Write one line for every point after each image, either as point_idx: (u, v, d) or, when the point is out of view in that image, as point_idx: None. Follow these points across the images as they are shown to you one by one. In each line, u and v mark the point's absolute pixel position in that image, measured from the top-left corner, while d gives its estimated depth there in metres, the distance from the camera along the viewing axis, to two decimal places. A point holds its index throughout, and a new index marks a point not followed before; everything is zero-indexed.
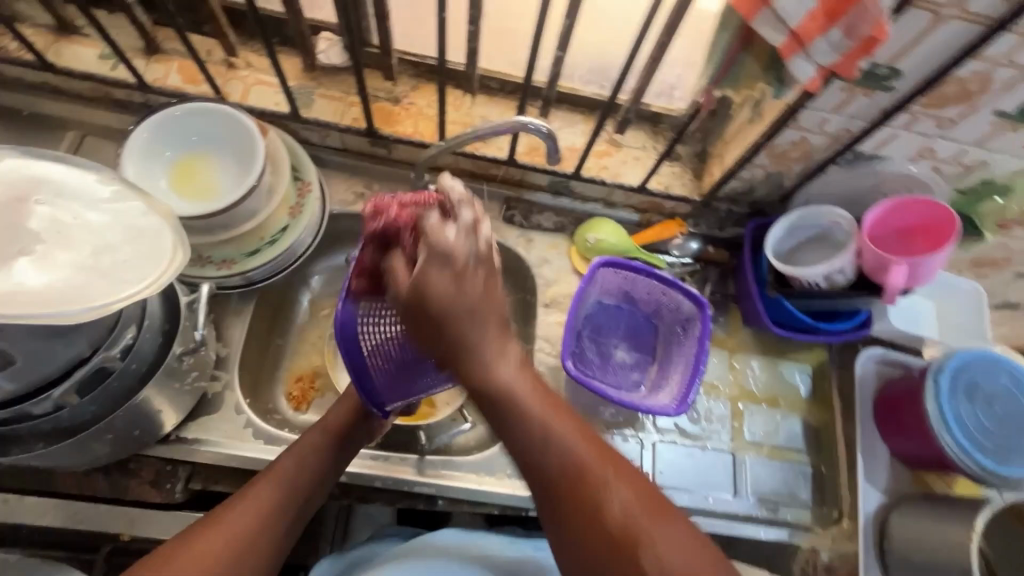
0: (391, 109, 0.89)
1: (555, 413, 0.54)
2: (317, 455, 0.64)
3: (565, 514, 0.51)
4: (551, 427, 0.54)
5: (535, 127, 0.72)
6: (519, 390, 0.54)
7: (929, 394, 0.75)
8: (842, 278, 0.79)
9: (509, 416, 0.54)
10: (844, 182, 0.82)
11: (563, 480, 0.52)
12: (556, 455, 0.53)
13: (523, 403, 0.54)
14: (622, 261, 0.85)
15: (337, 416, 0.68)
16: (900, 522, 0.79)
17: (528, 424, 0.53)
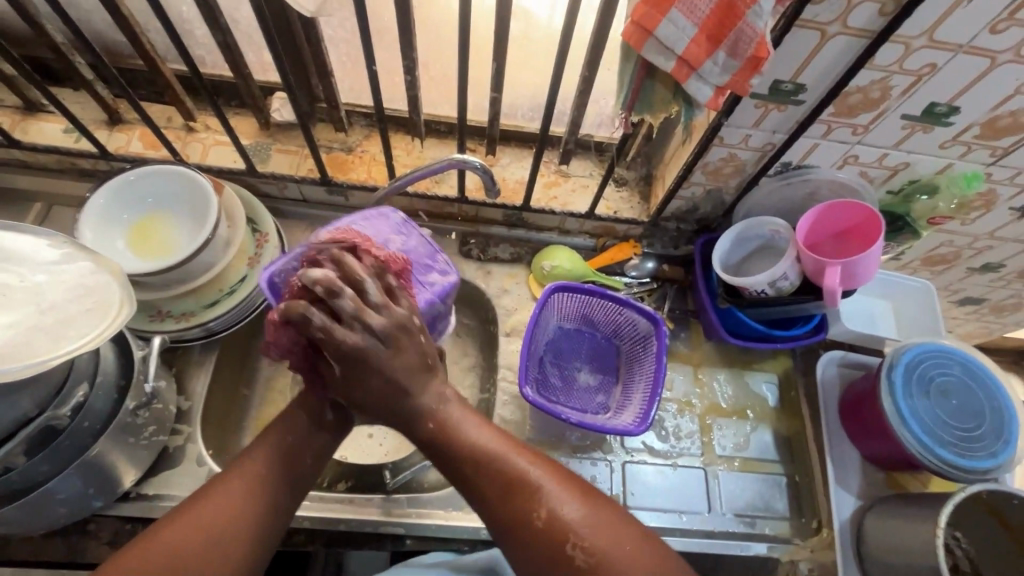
0: (345, 158, 0.93)
1: (489, 431, 0.59)
2: (299, 424, 0.63)
3: (502, 515, 0.54)
4: (485, 445, 0.57)
5: (471, 164, 0.75)
6: (451, 415, 0.60)
7: (884, 392, 0.76)
8: (787, 284, 0.81)
9: (453, 448, 0.58)
10: (780, 193, 0.86)
11: (489, 492, 0.55)
12: (493, 466, 0.56)
13: (449, 406, 0.60)
14: (574, 285, 0.87)
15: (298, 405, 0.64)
16: (875, 526, 0.78)
17: (465, 442, 0.58)
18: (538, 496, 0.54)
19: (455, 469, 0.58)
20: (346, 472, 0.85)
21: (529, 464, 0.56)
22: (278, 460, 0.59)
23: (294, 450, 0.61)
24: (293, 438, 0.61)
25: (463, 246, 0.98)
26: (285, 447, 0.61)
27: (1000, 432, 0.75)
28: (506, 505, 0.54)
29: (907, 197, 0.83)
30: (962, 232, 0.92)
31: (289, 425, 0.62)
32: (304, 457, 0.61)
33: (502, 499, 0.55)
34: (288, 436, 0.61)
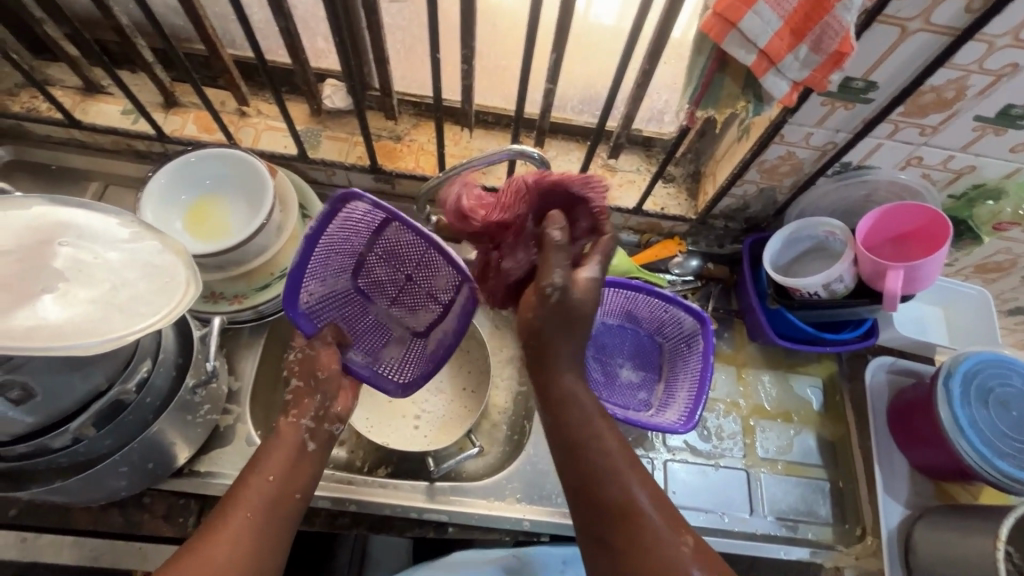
0: (394, 147, 0.94)
1: (622, 459, 0.62)
2: (277, 463, 0.62)
3: (618, 548, 0.58)
4: (621, 472, 0.61)
5: (529, 154, 0.74)
6: (587, 425, 0.63)
7: (941, 400, 0.74)
8: (841, 287, 0.79)
9: (593, 464, 0.61)
10: (835, 194, 0.84)
11: (608, 506, 0.59)
12: (618, 496, 0.59)
13: (592, 421, 0.64)
14: (621, 281, 0.86)
15: (271, 454, 0.63)
16: (924, 536, 0.76)
17: (598, 459, 0.61)
18: (659, 536, 0.58)
19: (591, 490, 0.60)
20: (386, 458, 0.86)
21: (650, 494, 0.60)
22: (265, 499, 0.59)
23: (279, 488, 0.61)
24: (276, 476, 0.61)
25: None
26: (269, 485, 0.60)
27: None
28: (623, 534, 0.58)
29: (970, 201, 0.81)
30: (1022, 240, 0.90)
31: (272, 464, 0.62)
32: (293, 495, 0.62)
33: (626, 523, 0.58)
34: (270, 476, 0.61)
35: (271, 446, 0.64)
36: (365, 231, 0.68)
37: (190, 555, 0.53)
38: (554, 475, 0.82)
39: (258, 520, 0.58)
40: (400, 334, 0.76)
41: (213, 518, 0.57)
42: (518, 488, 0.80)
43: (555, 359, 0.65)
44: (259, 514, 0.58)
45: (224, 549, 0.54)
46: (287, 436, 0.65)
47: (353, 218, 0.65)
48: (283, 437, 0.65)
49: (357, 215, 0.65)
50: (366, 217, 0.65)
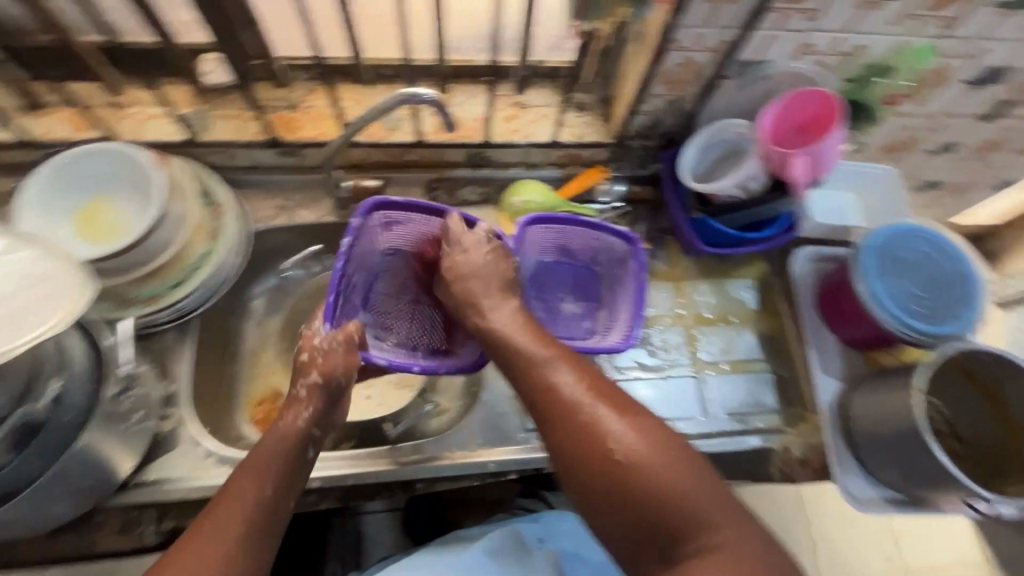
0: (292, 116, 0.89)
1: (548, 348, 0.65)
2: (274, 470, 0.63)
3: (557, 433, 0.60)
4: (549, 361, 0.64)
5: (422, 96, 0.73)
6: (512, 330, 0.68)
7: (858, 275, 0.78)
8: (755, 184, 0.81)
9: (525, 361, 0.65)
10: (739, 94, 0.85)
11: (540, 400, 0.62)
12: (550, 381, 0.62)
13: (519, 330, 0.68)
14: (548, 216, 0.86)
15: (264, 453, 0.64)
16: (858, 401, 0.81)
17: (525, 356, 0.65)
18: (590, 411, 0.59)
19: (525, 389, 0.64)
20: (348, 432, 0.87)
21: (580, 376, 0.62)
22: (270, 504, 0.61)
23: (275, 495, 0.62)
24: (273, 486, 0.62)
25: (430, 193, 0.96)
26: (266, 495, 0.61)
27: (966, 296, 0.78)
28: (558, 416, 0.60)
29: (865, 81, 0.83)
30: (919, 113, 0.94)
31: (263, 468, 0.63)
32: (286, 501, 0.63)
33: (556, 406, 0.60)
34: (268, 485, 0.62)
35: (264, 449, 0.65)
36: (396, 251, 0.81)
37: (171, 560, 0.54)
38: (511, 415, 0.83)
39: (257, 527, 0.59)
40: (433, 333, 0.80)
41: (213, 511, 0.59)
42: (478, 434, 0.81)
43: (471, 285, 0.73)
44: (258, 518, 0.59)
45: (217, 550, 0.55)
46: (287, 437, 0.66)
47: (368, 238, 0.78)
48: (283, 431, 0.67)
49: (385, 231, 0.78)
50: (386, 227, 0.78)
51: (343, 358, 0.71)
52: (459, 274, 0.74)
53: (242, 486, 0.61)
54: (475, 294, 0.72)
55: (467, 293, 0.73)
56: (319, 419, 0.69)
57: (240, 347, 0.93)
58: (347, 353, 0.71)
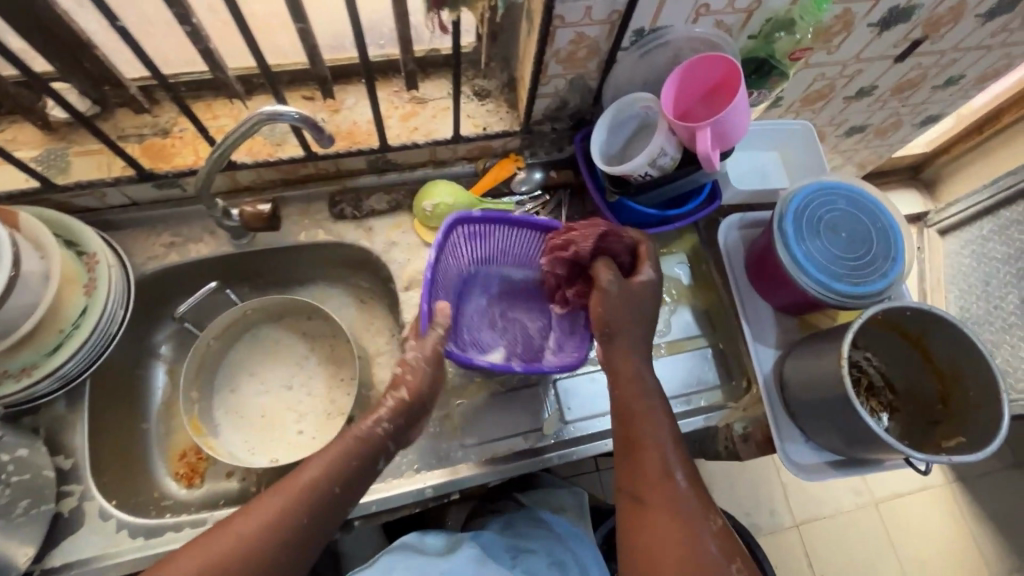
0: (163, 143, 0.80)
1: (666, 435, 0.67)
2: (343, 471, 0.64)
3: (632, 522, 0.62)
4: (669, 461, 0.65)
5: (286, 116, 0.64)
6: (656, 415, 0.68)
7: (779, 243, 0.75)
8: (667, 159, 0.77)
9: (638, 445, 0.66)
10: (643, 65, 0.80)
11: (642, 470, 0.64)
12: (665, 485, 0.63)
13: (655, 420, 0.67)
14: (472, 215, 0.79)
15: (336, 448, 0.65)
16: (793, 368, 0.79)
17: (642, 433, 0.66)
18: (681, 499, 0.62)
19: (622, 463, 0.66)
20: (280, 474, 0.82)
21: (696, 493, 0.63)
22: (323, 503, 0.62)
23: (336, 494, 0.63)
24: (340, 488, 0.63)
25: (335, 207, 0.89)
26: (331, 492, 0.63)
27: (888, 251, 0.77)
28: (651, 510, 0.62)
29: (768, 37, 0.79)
30: (830, 62, 0.91)
31: (333, 458, 0.64)
32: (344, 505, 0.64)
33: (657, 496, 0.62)
34: (335, 485, 0.63)
35: (339, 447, 0.65)
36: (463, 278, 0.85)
37: (231, 523, 0.59)
38: (447, 434, 0.80)
39: (311, 518, 0.61)
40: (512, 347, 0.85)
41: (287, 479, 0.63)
42: (415, 459, 0.78)
43: (620, 339, 0.71)
44: (314, 510, 0.61)
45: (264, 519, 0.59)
46: (367, 441, 0.66)
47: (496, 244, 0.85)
48: (357, 432, 0.67)
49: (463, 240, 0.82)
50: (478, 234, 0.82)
51: (429, 377, 0.70)
52: (629, 289, 0.72)
53: (312, 471, 0.63)
54: (616, 361, 0.71)
55: (616, 312, 0.71)
56: (395, 428, 0.68)
57: (150, 401, 0.86)
58: (433, 373, 0.70)
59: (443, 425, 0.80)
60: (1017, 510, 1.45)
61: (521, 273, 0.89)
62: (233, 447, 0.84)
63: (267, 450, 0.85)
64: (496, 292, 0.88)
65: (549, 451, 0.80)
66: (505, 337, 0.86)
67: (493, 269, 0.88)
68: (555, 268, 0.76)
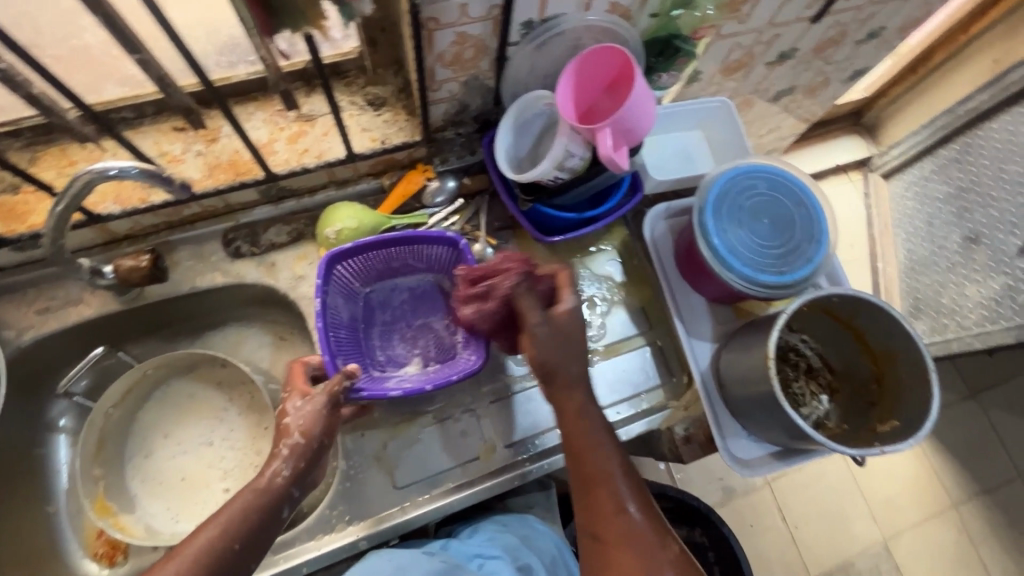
0: (13, 201, 0.71)
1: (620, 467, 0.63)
2: (246, 525, 0.58)
3: (600, 568, 0.58)
4: (622, 494, 0.61)
5: (121, 170, 0.56)
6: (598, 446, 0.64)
7: (700, 236, 0.72)
8: (576, 161, 0.71)
9: (591, 483, 0.62)
10: (540, 59, 0.73)
11: (597, 511, 0.60)
12: (620, 523, 0.59)
13: (604, 450, 0.64)
14: (344, 248, 0.74)
15: (238, 504, 0.59)
16: (726, 361, 0.77)
17: (594, 473, 0.62)
18: (643, 539, 0.58)
19: (579, 501, 0.62)
20: None
21: (652, 524, 0.60)
22: (223, 563, 0.56)
23: (240, 551, 0.57)
24: (242, 543, 0.57)
25: (230, 245, 0.81)
26: (230, 551, 0.56)
27: (812, 233, 0.73)
28: (615, 554, 0.58)
29: (670, 15, 0.73)
30: (744, 31, 0.86)
31: (234, 512, 0.58)
32: (247, 561, 0.58)
33: (615, 535, 0.59)
34: (235, 541, 0.57)
35: (239, 500, 0.59)
36: (361, 301, 0.81)
37: None
38: (379, 477, 0.75)
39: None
40: (424, 357, 0.80)
41: (181, 546, 0.56)
42: (345, 510, 0.73)
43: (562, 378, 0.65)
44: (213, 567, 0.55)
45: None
46: (267, 492, 0.61)
47: (383, 261, 0.79)
48: (259, 485, 0.61)
49: (345, 272, 0.77)
50: (358, 263, 0.77)
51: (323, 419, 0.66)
52: (567, 327, 0.66)
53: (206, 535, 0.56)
54: (556, 394, 0.66)
55: (562, 345, 0.65)
56: (296, 478, 0.63)
57: (54, 480, 0.79)
58: (329, 413, 0.66)
59: (372, 469, 0.75)
60: (976, 442, 1.49)
61: (427, 277, 0.84)
62: (152, 519, 0.78)
63: (191, 514, 0.79)
64: (403, 304, 0.83)
65: (487, 481, 0.76)
66: (416, 348, 0.81)
67: (392, 283, 0.83)
68: (501, 281, 0.66)
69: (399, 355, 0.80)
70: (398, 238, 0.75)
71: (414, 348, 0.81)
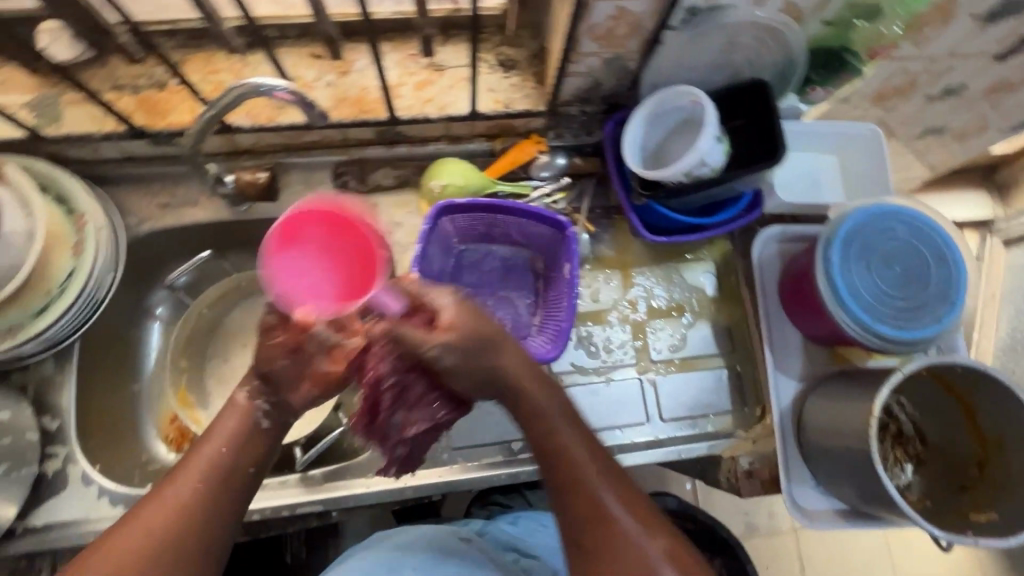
0: (157, 96, 0.74)
1: (584, 446, 0.55)
2: (233, 438, 0.55)
3: (587, 550, 0.53)
4: (602, 489, 0.53)
5: (271, 88, 0.58)
6: (586, 472, 0.54)
7: (821, 269, 0.67)
8: (706, 170, 0.70)
9: (558, 473, 0.54)
10: (692, 47, 0.69)
11: (579, 507, 0.53)
12: (620, 557, 0.51)
13: (566, 439, 0.55)
14: (460, 202, 0.73)
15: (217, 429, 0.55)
16: (813, 406, 0.73)
17: (570, 463, 0.54)
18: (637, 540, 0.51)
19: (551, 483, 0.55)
20: None
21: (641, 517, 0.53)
22: (218, 474, 0.53)
23: (234, 460, 0.54)
24: (232, 446, 0.55)
25: (339, 178, 0.83)
26: (224, 457, 0.54)
27: (947, 293, 0.67)
28: (608, 542, 0.52)
29: (848, 24, 0.66)
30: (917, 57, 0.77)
31: (216, 432, 0.55)
32: (245, 465, 0.54)
33: (606, 528, 0.52)
34: (226, 447, 0.54)
35: (215, 424, 0.56)
36: (453, 255, 0.80)
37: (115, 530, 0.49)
38: None
39: (209, 496, 0.52)
40: None
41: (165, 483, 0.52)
42: None
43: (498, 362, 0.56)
44: (227, 505, 0.53)
45: (164, 518, 0.50)
46: (244, 412, 0.57)
47: (489, 225, 0.78)
48: (232, 416, 0.56)
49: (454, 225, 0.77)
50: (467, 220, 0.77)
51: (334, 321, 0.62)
52: (477, 331, 0.55)
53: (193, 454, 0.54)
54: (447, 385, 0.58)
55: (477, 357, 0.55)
56: (260, 395, 0.57)
57: (142, 363, 0.85)
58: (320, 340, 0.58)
59: None
60: None
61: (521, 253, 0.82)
62: None
63: None
64: (492, 272, 0.82)
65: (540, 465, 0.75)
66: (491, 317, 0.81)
67: (487, 248, 0.82)
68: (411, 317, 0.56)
69: None
70: (514, 208, 0.74)
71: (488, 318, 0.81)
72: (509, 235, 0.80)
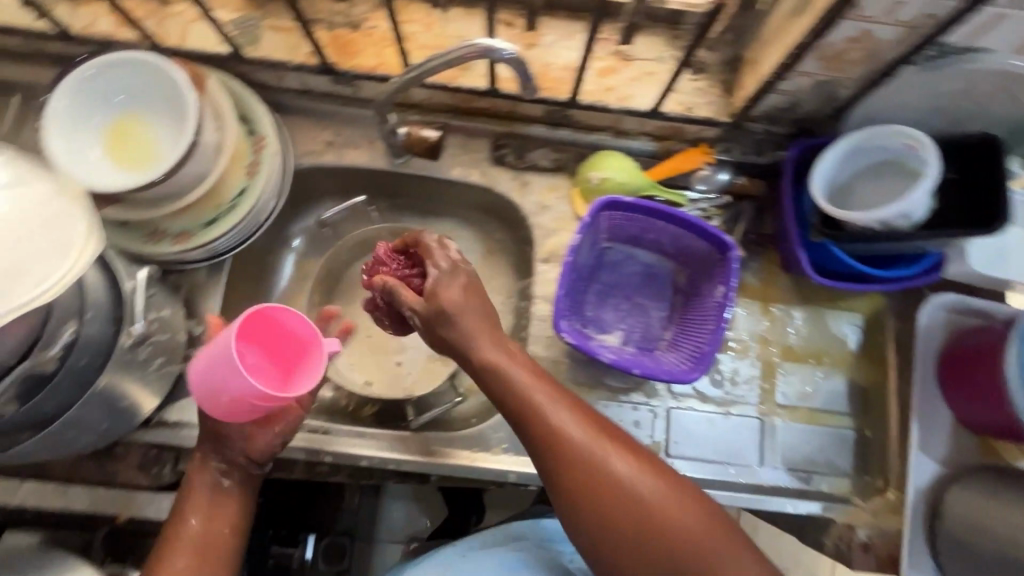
0: (350, 37, 0.75)
1: (540, 379, 0.57)
2: (203, 505, 0.60)
3: (563, 475, 0.54)
4: (556, 414, 0.55)
5: (505, 53, 0.59)
6: (569, 427, 0.55)
7: (1011, 351, 0.64)
8: (905, 221, 0.64)
9: (520, 404, 0.56)
10: (923, 85, 0.64)
11: (543, 435, 0.55)
12: (596, 475, 0.53)
13: (517, 374, 0.57)
14: (626, 201, 0.71)
15: (195, 500, 0.60)
16: (956, 493, 0.69)
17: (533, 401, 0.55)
18: (609, 466, 0.53)
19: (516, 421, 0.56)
20: (370, 399, 0.83)
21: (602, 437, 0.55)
22: (201, 542, 0.59)
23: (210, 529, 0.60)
24: (212, 518, 0.60)
25: (496, 149, 0.82)
26: (200, 528, 0.59)
27: None
28: (583, 467, 0.53)
29: None
30: None
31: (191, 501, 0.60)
32: (222, 527, 0.60)
33: (575, 453, 0.54)
34: (193, 517, 0.59)
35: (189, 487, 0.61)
36: (596, 252, 0.78)
37: None
38: None
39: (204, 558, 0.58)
40: (627, 335, 0.78)
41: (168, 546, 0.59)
42: (504, 439, 0.75)
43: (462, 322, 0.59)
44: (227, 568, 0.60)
45: None
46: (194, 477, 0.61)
47: (643, 228, 0.76)
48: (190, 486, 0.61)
49: (610, 222, 0.75)
50: (624, 220, 0.75)
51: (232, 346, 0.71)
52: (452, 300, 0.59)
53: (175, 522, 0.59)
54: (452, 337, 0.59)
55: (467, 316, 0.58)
56: (231, 469, 0.62)
57: (273, 289, 0.87)
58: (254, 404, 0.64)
59: None
60: None
61: (665, 263, 0.80)
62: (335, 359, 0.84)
63: (364, 372, 0.85)
64: (631, 276, 0.80)
65: None
66: (622, 322, 0.79)
67: (631, 252, 0.79)
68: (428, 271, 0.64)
69: (604, 321, 0.78)
70: (679, 217, 0.71)
71: (619, 322, 0.79)
72: (660, 243, 0.77)
